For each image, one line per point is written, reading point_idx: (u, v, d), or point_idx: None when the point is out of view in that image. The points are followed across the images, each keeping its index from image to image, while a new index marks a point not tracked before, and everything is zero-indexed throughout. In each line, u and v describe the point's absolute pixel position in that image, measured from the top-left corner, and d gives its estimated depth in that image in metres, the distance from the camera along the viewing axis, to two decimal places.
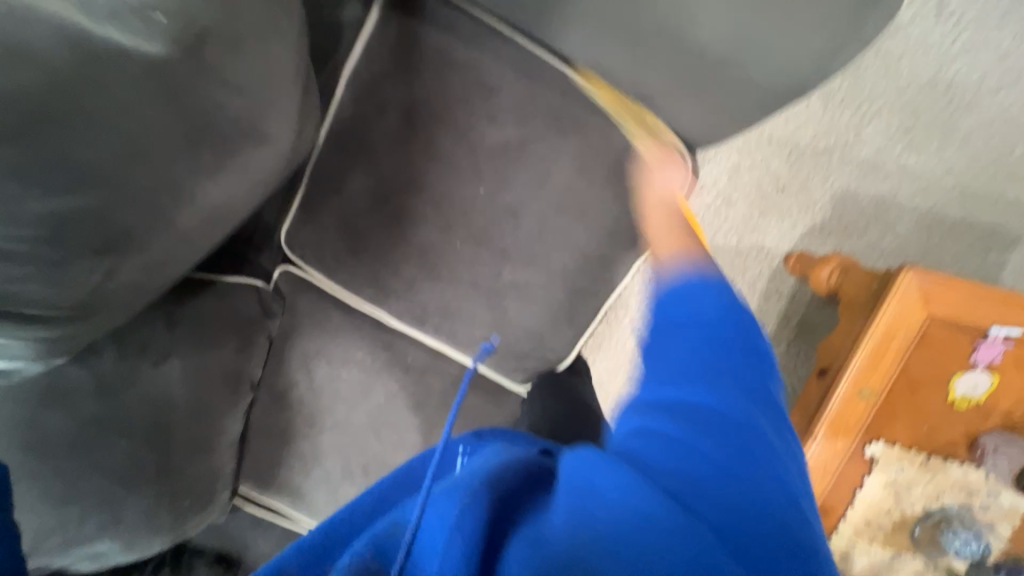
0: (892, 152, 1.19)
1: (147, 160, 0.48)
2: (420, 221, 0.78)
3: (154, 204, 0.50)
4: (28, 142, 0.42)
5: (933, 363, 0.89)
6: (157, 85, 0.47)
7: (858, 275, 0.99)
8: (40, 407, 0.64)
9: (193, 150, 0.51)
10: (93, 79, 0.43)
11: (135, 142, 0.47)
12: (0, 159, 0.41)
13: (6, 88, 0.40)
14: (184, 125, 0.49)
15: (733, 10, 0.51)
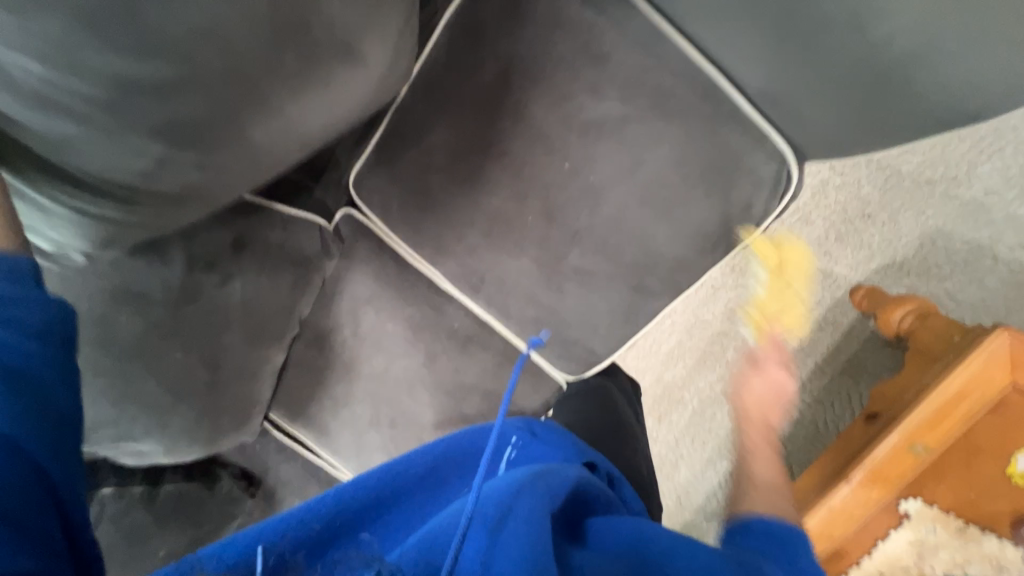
0: (1003, 198, 1.08)
1: (227, 50, 0.45)
2: (494, 187, 0.75)
3: (223, 99, 0.48)
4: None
5: (1000, 432, 0.84)
6: None
7: (937, 324, 0.93)
8: (114, 304, 0.65)
9: (277, 52, 0.48)
10: None
11: (220, 27, 0.44)
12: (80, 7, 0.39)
13: None
14: (274, 21, 0.46)
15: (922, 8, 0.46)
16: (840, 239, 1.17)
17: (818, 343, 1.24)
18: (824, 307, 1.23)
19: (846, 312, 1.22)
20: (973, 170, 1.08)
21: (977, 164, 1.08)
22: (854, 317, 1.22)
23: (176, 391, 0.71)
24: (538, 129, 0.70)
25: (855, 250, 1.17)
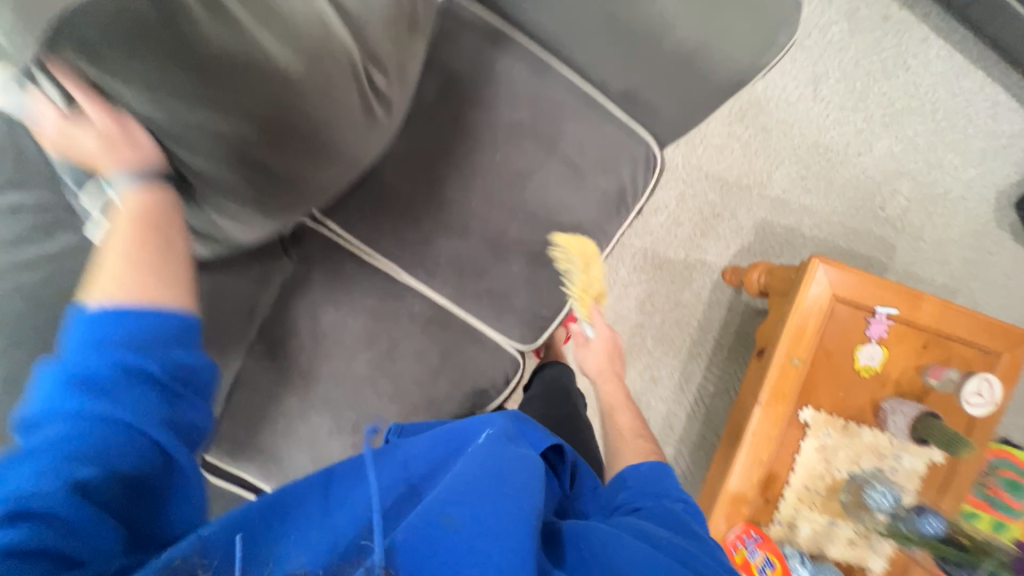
0: (795, 194, 1.53)
1: (310, 139, 0.71)
2: (442, 181, 0.91)
3: (310, 153, 0.72)
4: (201, 104, 0.59)
5: (841, 337, 1.12)
6: (290, 97, 0.65)
7: (780, 273, 1.26)
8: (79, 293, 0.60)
9: (324, 138, 0.72)
10: (290, 114, 0.66)
11: (297, 126, 0.68)
12: (192, 97, 0.58)
13: (186, 61, 0.56)
14: (318, 131, 0.71)
15: (701, 13, 0.69)
16: (704, 234, 1.52)
17: (710, 320, 1.54)
18: (708, 289, 1.54)
19: (725, 291, 1.54)
20: (771, 177, 1.52)
21: (773, 172, 1.52)
22: (731, 293, 1.53)
23: None
24: (470, 133, 0.91)
25: (715, 241, 1.53)
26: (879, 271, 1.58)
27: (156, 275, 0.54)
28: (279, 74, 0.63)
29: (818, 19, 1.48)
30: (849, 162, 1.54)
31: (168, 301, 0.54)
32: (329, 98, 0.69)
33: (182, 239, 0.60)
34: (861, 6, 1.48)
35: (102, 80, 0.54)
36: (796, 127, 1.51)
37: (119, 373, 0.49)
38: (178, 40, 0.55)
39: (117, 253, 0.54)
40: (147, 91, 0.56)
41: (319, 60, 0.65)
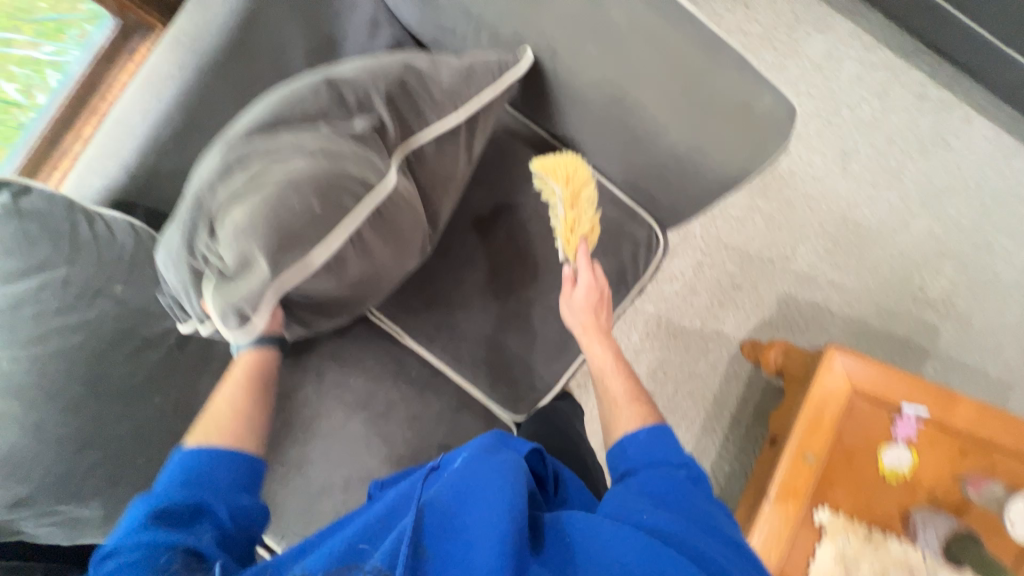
0: (821, 269, 1.47)
1: (376, 275, 0.70)
2: (449, 253, 0.97)
3: (372, 284, 0.71)
4: (291, 255, 0.59)
5: (862, 435, 1.04)
6: (368, 244, 0.65)
7: (799, 357, 1.20)
8: (110, 350, 0.68)
9: (387, 272, 0.72)
10: (365, 260, 0.67)
11: (368, 267, 0.68)
12: (284, 251, 0.58)
13: (286, 218, 0.58)
14: (385, 268, 0.70)
15: (693, 122, 0.71)
16: (721, 304, 1.48)
17: (727, 394, 1.47)
18: (725, 361, 1.48)
19: (744, 365, 1.48)
20: (796, 250, 1.47)
21: (797, 246, 1.48)
22: (751, 368, 1.47)
23: (144, 432, 0.73)
24: (477, 209, 0.96)
25: (734, 312, 1.48)
26: (919, 355, 1.46)
27: (250, 428, 0.65)
28: (393, 275, 0.72)
29: (847, 96, 1.46)
30: (883, 239, 1.47)
31: (253, 450, 0.63)
32: (403, 242, 0.69)
33: (272, 390, 0.71)
34: (895, 85, 1.45)
35: (244, 260, 0.58)
36: (823, 201, 1.47)
37: (196, 513, 0.55)
38: (329, 279, 0.64)
39: (229, 406, 0.66)
40: (252, 243, 0.57)
41: (401, 211, 0.67)
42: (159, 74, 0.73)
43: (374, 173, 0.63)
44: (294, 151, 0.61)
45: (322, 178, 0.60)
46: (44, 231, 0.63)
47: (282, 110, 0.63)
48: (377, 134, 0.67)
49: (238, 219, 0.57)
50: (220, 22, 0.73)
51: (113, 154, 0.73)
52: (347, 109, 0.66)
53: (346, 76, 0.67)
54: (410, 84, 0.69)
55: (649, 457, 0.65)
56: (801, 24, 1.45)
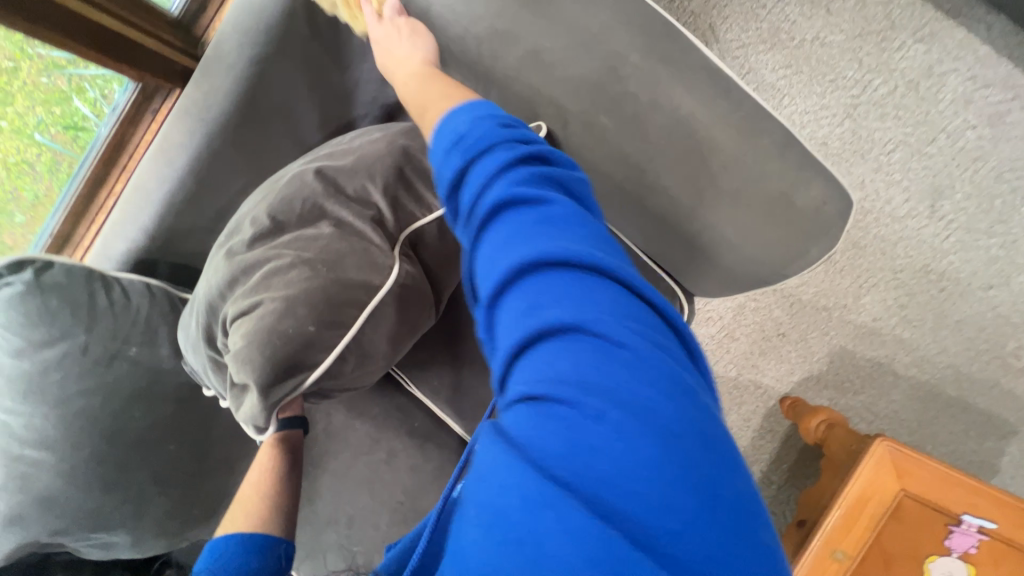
0: (888, 324, 1.28)
1: (374, 368, 0.66)
2: (456, 306, 0.94)
3: (371, 375, 0.67)
4: (280, 363, 0.58)
5: (908, 540, 0.91)
6: (362, 339, 0.62)
7: (844, 435, 1.06)
8: (129, 403, 0.74)
9: (388, 361, 0.67)
10: (360, 357, 0.64)
11: (365, 362, 0.64)
12: (275, 359, 0.58)
13: (279, 330, 0.58)
14: (383, 358, 0.66)
15: (728, 213, 0.61)
16: (762, 353, 1.34)
17: (760, 451, 1.35)
18: (761, 416, 1.35)
19: (782, 421, 1.35)
20: (859, 300, 1.29)
21: (862, 295, 1.29)
22: (790, 425, 1.34)
23: (161, 474, 0.79)
24: None
25: (776, 363, 1.34)
26: (1001, 432, 1.25)
27: (274, 513, 0.66)
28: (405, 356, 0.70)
29: (948, 121, 1.21)
30: (973, 295, 1.25)
31: (274, 540, 0.61)
32: (403, 331, 0.66)
33: (297, 469, 0.72)
34: (1014, 108, 1.19)
35: (241, 373, 0.59)
36: (901, 246, 1.26)
37: None
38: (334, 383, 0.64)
39: (256, 489, 0.68)
40: (249, 355, 0.58)
41: (399, 302, 0.64)
42: (172, 138, 0.74)
43: (375, 274, 0.62)
44: (290, 262, 0.61)
45: (318, 294, 0.60)
46: (66, 302, 0.68)
47: (280, 213, 0.64)
48: (377, 229, 0.65)
49: (241, 344, 0.59)
50: (228, 87, 0.73)
51: (131, 215, 0.76)
52: (343, 205, 0.65)
53: (343, 170, 0.65)
54: (409, 173, 0.67)
55: (467, 140, 0.46)
56: (897, 32, 1.21)
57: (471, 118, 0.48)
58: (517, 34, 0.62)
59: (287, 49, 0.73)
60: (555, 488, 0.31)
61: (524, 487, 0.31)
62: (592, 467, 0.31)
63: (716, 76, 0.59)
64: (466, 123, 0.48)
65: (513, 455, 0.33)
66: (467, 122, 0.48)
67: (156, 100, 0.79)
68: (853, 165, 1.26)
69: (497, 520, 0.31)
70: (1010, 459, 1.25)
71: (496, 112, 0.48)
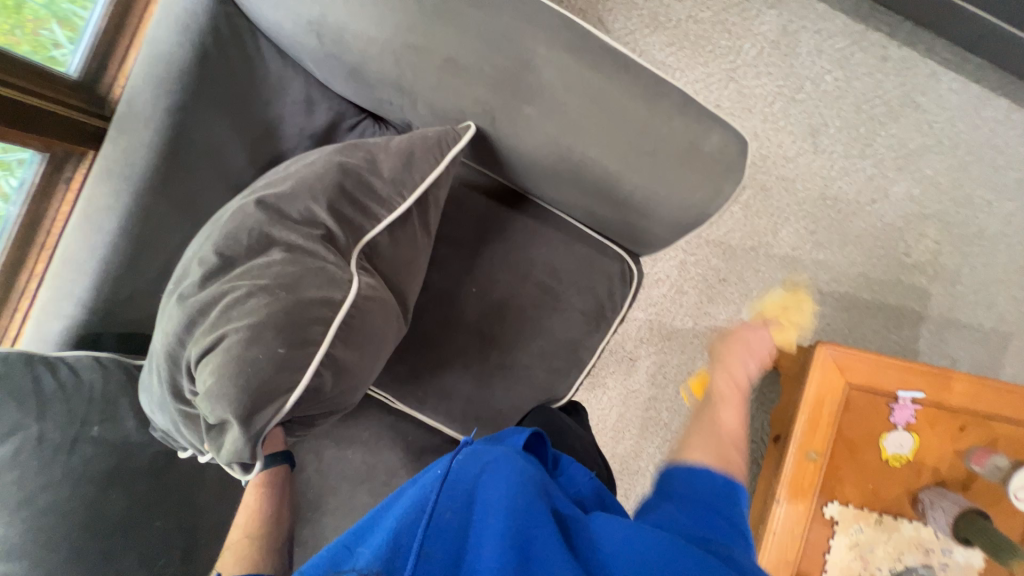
0: (805, 251, 1.46)
1: (354, 380, 0.66)
2: (424, 314, 0.96)
3: (353, 387, 0.67)
4: (257, 393, 0.58)
5: (862, 425, 1.05)
6: (336, 353, 0.63)
7: (792, 351, 1.19)
8: (102, 486, 0.69)
9: (367, 371, 0.68)
10: (338, 372, 0.64)
11: (344, 376, 0.65)
12: (250, 390, 0.58)
13: (250, 361, 0.58)
14: (361, 369, 0.67)
15: (649, 170, 0.69)
16: (711, 300, 1.48)
17: None
18: None
19: None
20: (777, 235, 1.46)
21: (779, 231, 1.46)
22: None
23: (153, 555, 0.74)
24: (444, 266, 0.95)
25: (724, 306, 1.48)
26: (912, 321, 1.46)
27: (265, 552, 0.66)
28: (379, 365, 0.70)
29: (809, 70, 1.41)
30: (864, 211, 1.45)
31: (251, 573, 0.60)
32: (375, 339, 0.67)
33: (287, 504, 0.71)
34: (856, 51, 1.41)
35: (218, 411, 0.58)
36: (799, 181, 1.45)
37: None
38: (313, 405, 0.64)
39: (244, 531, 0.67)
40: (222, 392, 0.58)
41: (365, 311, 0.66)
42: (97, 204, 0.72)
43: (337, 289, 0.64)
44: (248, 292, 0.61)
45: (282, 317, 0.60)
46: (8, 394, 0.64)
47: (227, 248, 0.63)
48: (328, 245, 0.66)
49: (211, 380, 0.58)
50: (148, 142, 0.72)
51: (63, 290, 0.72)
52: (292, 229, 0.65)
53: (283, 195, 0.66)
54: (350, 187, 0.68)
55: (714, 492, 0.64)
56: (753, 3, 1.40)
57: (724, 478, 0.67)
58: (431, 46, 0.67)
59: (202, 95, 0.73)
60: None
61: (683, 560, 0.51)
62: None
63: (614, 56, 0.67)
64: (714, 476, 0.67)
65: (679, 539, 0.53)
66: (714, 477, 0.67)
67: (68, 168, 0.76)
68: (745, 120, 1.43)
69: (655, 565, 0.51)
70: (924, 341, 1.46)
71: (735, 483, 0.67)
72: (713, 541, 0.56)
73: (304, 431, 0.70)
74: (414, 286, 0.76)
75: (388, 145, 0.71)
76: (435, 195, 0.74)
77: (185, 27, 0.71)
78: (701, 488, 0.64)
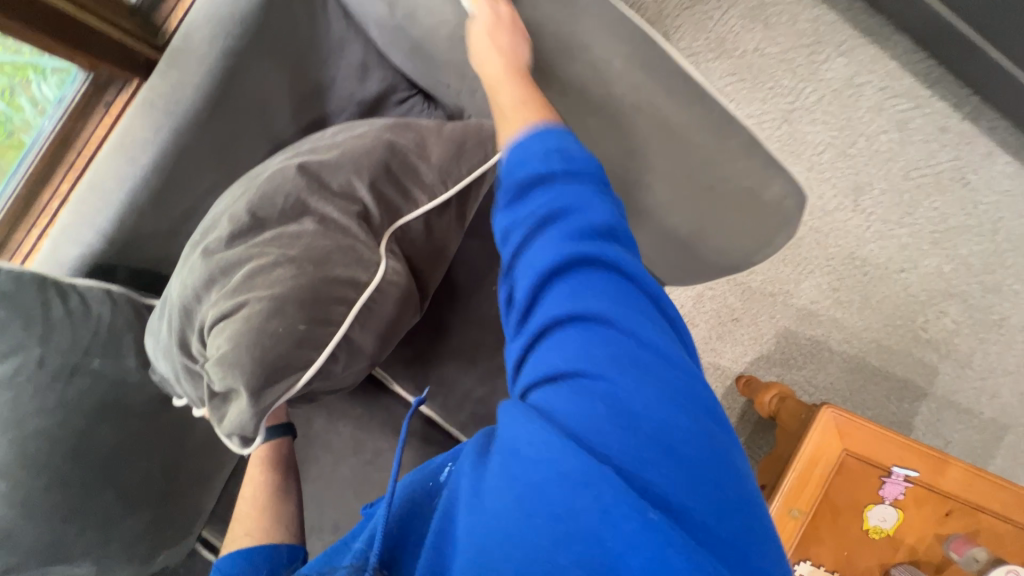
0: (823, 306, 1.44)
1: (365, 363, 0.65)
2: (439, 303, 0.94)
3: (361, 371, 0.66)
4: (268, 368, 0.56)
5: (850, 492, 1.04)
6: (352, 336, 0.61)
7: (794, 405, 1.18)
8: (94, 420, 0.68)
9: (378, 354, 0.66)
10: (351, 354, 0.62)
11: (356, 359, 0.63)
12: (263, 363, 0.56)
13: (267, 334, 0.56)
14: (374, 352, 0.65)
15: (702, 205, 0.67)
16: (719, 337, 1.46)
17: None
18: (719, 395, 1.48)
19: (738, 398, 1.48)
20: (799, 286, 1.44)
21: (801, 281, 1.44)
22: (744, 402, 1.47)
23: (129, 493, 0.74)
24: (468, 260, 0.93)
25: (732, 345, 1.46)
26: (914, 395, 1.45)
27: (276, 519, 0.64)
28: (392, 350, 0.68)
29: (866, 126, 1.38)
30: (890, 277, 1.43)
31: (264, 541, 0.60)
32: (393, 325, 0.66)
33: (292, 477, 0.71)
34: (917, 116, 1.38)
35: (227, 380, 0.56)
36: (832, 236, 1.42)
37: None
38: (321, 384, 0.62)
39: (253, 504, 0.66)
40: (234, 361, 0.56)
41: (388, 298, 0.64)
42: (135, 136, 0.69)
43: (363, 271, 0.61)
44: (275, 260, 0.59)
45: (307, 293, 0.58)
46: (16, 313, 0.61)
47: (260, 209, 0.61)
48: (362, 225, 0.64)
49: (226, 346, 0.56)
50: (198, 82, 0.69)
51: (85, 217, 0.69)
52: (328, 201, 0.63)
53: (326, 164, 0.64)
54: (394, 168, 0.66)
55: (542, 155, 0.50)
56: (823, 46, 1.36)
57: (552, 153, 0.50)
58: None
59: (258, 43, 0.70)
60: (551, 534, 0.37)
61: (561, 467, 0.38)
62: (577, 524, 0.36)
63: (691, 83, 0.64)
64: (542, 151, 0.50)
65: (549, 434, 0.40)
66: (543, 151, 0.50)
67: (110, 92, 0.74)
68: (790, 164, 1.40)
69: (532, 481, 0.39)
70: (923, 418, 1.45)
71: (583, 186, 0.49)
72: (624, 414, 0.40)
73: (306, 405, 0.68)
74: (440, 278, 0.74)
75: (438, 130, 0.69)
76: (477, 189, 0.72)
77: None
78: (544, 227, 0.48)
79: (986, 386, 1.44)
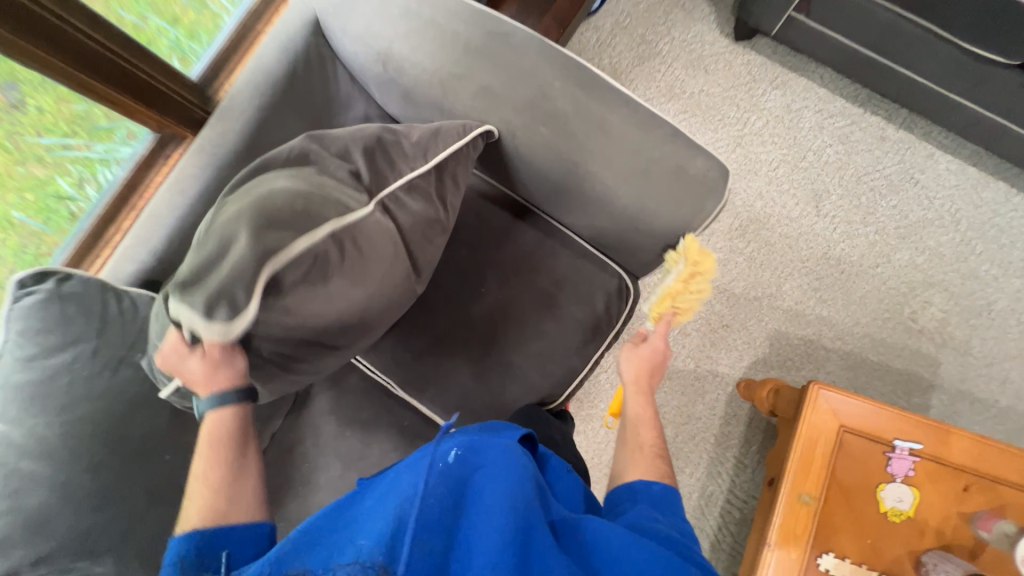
0: (809, 306, 1.50)
1: (349, 275, 0.77)
2: (434, 307, 1.05)
3: (346, 282, 0.78)
4: (267, 240, 0.67)
5: (857, 472, 1.03)
6: (339, 244, 0.75)
7: (788, 395, 1.21)
8: (131, 410, 0.79)
9: (359, 274, 0.79)
10: (338, 260, 0.75)
11: (343, 269, 0.76)
12: (263, 236, 0.67)
13: (267, 217, 0.68)
14: (358, 270, 0.78)
15: (639, 185, 0.80)
16: (713, 344, 1.51)
17: (729, 437, 1.48)
18: (723, 402, 1.49)
19: (742, 404, 1.49)
20: (780, 288, 1.52)
21: (782, 284, 1.52)
22: (749, 408, 1.49)
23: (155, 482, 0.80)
24: (458, 268, 1.05)
25: (727, 351, 1.51)
26: (922, 388, 1.45)
27: (229, 499, 0.67)
28: (356, 322, 0.84)
29: (811, 142, 1.55)
30: (867, 273, 1.51)
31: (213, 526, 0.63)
32: (375, 252, 0.80)
33: (246, 455, 0.73)
34: (855, 130, 1.55)
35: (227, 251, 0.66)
36: (802, 241, 1.53)
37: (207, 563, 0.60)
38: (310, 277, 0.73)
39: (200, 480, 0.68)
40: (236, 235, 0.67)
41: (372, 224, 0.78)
42: (186, 173, 0.87)
43: (353, 197, 0.76)
44: (280, 175, 0.74)
45: (304, 194, 0.72)
46: (81, 312, 0.76)
47: (270, 156, 0.76)
48: (355, 178, 0.78)
49: (224, 232, 0.67)
50: (238, 129, 0.89)
51: (142, 239, 0.85)
52: (330, 157, 0.78)
53: (331, 134, 0.81)
54: (386, 140, 0.82)
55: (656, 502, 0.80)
56: (758, 82, 1.59)
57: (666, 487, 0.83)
58: (469, 74, 0.83)
59: (285, 99, 0.91)
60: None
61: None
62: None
63: (618, 92, 0.80)
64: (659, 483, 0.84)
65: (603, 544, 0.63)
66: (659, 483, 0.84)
67: (170, 148, 0.96)
68: (750, 181, 1.56)
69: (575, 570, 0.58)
70: (936, 410, 1.43)
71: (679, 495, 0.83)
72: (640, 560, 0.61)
73: (291, 324, 0.76)
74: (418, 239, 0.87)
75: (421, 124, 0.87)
76: (452, 167, 0.87)
77: (286, 46, 0.89)
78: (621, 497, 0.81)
79: (994, 371, 1.43)
